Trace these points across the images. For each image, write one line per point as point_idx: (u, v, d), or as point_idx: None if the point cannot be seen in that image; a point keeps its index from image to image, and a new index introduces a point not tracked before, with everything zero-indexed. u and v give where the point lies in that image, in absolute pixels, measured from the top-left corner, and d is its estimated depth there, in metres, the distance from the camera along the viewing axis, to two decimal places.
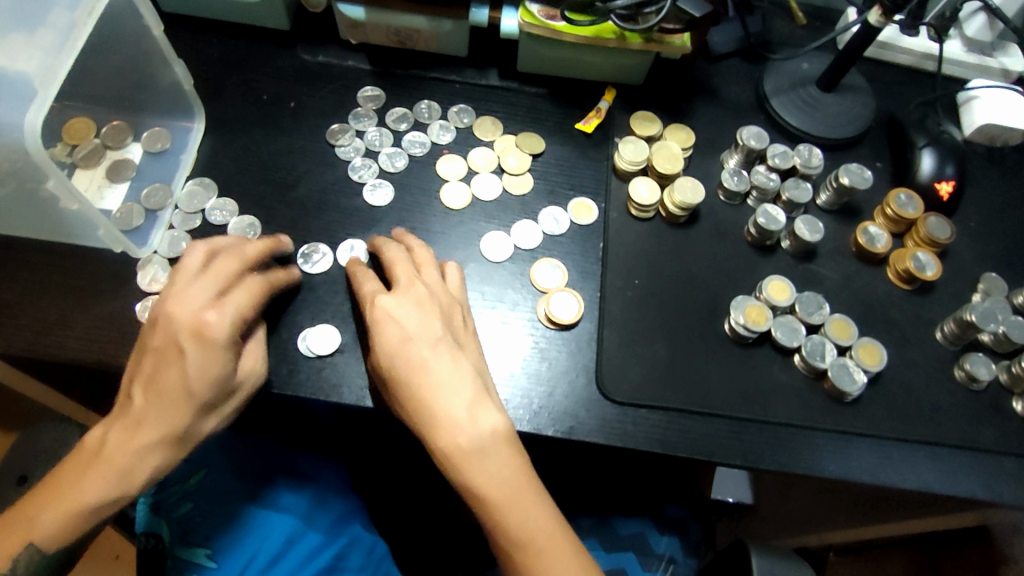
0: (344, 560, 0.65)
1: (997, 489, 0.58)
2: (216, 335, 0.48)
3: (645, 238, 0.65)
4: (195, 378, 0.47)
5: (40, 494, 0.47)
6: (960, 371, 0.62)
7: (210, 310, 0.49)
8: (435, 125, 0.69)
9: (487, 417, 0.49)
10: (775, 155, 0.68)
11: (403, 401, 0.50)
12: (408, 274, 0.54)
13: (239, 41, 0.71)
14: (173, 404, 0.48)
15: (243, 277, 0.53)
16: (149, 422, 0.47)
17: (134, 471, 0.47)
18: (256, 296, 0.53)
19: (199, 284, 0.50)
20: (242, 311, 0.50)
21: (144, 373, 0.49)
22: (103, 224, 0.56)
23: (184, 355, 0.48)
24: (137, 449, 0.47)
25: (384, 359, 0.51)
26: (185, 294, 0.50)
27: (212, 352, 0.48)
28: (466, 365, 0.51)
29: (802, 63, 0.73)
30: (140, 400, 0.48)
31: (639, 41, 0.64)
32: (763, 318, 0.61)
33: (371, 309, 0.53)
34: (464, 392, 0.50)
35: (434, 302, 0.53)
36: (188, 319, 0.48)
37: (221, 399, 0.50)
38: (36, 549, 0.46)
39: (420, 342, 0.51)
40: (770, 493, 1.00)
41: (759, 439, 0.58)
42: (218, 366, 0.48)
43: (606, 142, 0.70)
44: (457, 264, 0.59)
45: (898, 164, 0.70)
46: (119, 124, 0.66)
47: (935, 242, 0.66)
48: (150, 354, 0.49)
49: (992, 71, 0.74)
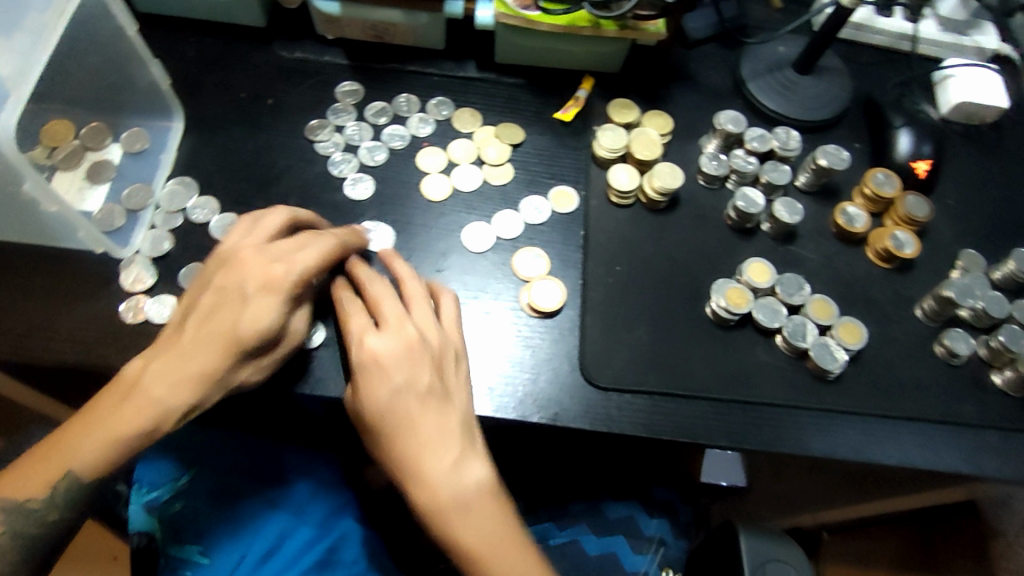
0: (337, 553, 0.66)
1: (980, 462, 0.59)
2: (281, 286, 0.49)
3: (626, 225, 0.66)
4: (248, 324, 0.48)
5: (79, 423, 0.47)
6: (940, 347, 0.63)
7: (280, 263, 0.50)
8: (415, 118, 0.69)
9: (473, 473, 0.50)
10: (753, 138, 0.68)
11: (387, 452, 0.50)
12: (400, 313, 0.52)
13: (215, 39, 0.71)
14: (219, 345, 0.48)
15: (320, 237, 0.53)
16: (190, 362, 0.48)
17: (168, 406, 0.47)
18: (330, 256, 0.52)
19: (278, 241, 0.52)
20: (309, 272, 0.51)
21: (200, 312, 0.50)
22: (83, 226, 0.56)
23: (247, 302, 0.49)
24: (174, 386, 0.47)
25: (371, 410, 0.50)
26: (262, 246, 0.51)
27: (271, 302, 0.49)
28: (455, 417, 0.51)
29: (778, 47, 0.73)
30: (188, 338, 0.49)
31: (614, 29, 0.64)
32: (744, 300, 0.61)
33: (359, 351, 0.51)
34: (451, 446, 0.50)
35: (427, 348, 0.51)
36: (258, 271, 0.49)
37: (263, 351, 0.50)
38: (74, 477, 0.46)
39: (409, 392, 0.50)
40: (763, 473, 0.99)
41: (743, 420, 0.59)
42: (273, 318, 0.49)
43: (585, 130, 0.70)
44: (450, 293, 0.57)
45: (876, 143, 0.71)
46: (98, 125, 0.65)
47: (914, 220, 0.66)
48: (212, 294, 0.50)
49: (967, 49, 0.75)
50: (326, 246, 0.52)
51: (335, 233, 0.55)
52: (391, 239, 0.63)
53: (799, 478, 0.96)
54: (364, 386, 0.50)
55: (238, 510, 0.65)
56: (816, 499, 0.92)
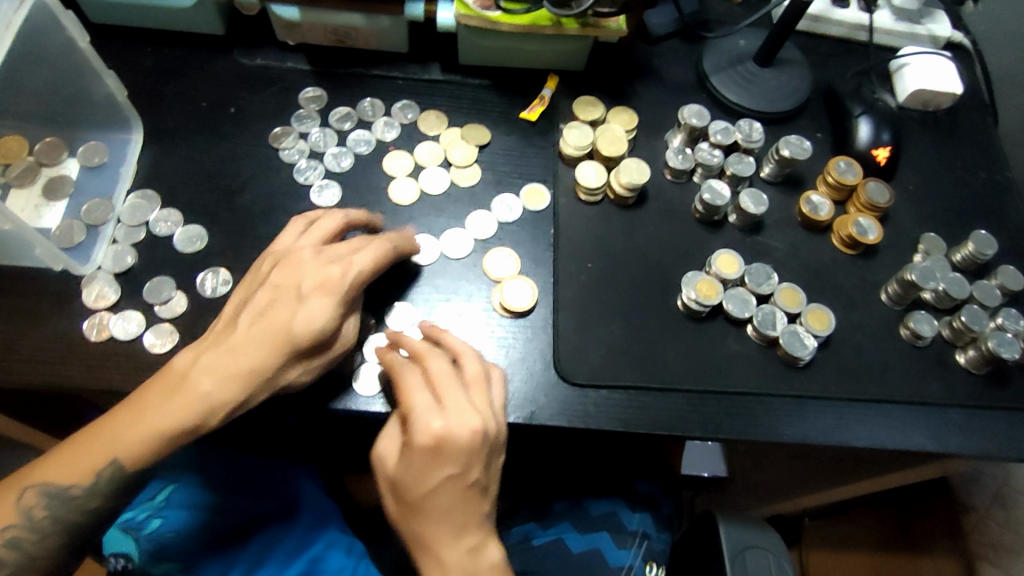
0: (321, 564, 0.65)
1: (946, 440, 0.60)
2: (337, 287, 0.52)
3: (595, 222, 0.66)
4: (302, 322, 0.50)
5: (128, 410, 0.49)
6: (906, 329, 0.64)
7: (337, 265, 0.52)
8: (380, 122, 0.69)
9: (490, 559, 0.52)
10: (716, 131, 0.69)
11: (412, 527, 0.51)
12: (467, 403, 0.50)
13: (173, 48, 0.70)
14: (271, 341, 0.50)
15: (374, 241, 0.55)
16: (243, 356, 0.50)
17: (217, 399, 0.49)
18: (381, 261, 0.55)
19: (332, 246, 0.54)
20: (364, 272, 0.53)
21: (256, 308, 0.52)
22: (40, 243, 0.55)
23: (303, 301, 0.51)
24: (225, 380, 0.49)
25: (416, 491, 0.50)
26: (318, 250, 0.54)
27: (327, 301, 0.51)
28: (484, 504, 0.52)
29: (738, 40, 0.74)
30: (241, 333, 0.51)
31: (575, 27, 0.64)
32: (713, 292, 0.62)
33: (421, 436, 0.49)
34: (474, 533, 0.51)
35: (487, 439, 0.50)
36: (316, 272, 0.52)
37: (315, 352, 0.52)
38: (118, 466, 0.48)
39: (455, 484, 0.49)
40: (743, 466, 1.01)
41: (717, 410, 0.59)
42: (327, 317, 0.51)
43: (551, 129, 0.70)
44: (501, 371, 0.55)
45: (837, 133, 0.72)
46: (53, 140, 0.64)
47: (875, 207, 0.68)
48: (268, 292, 0.52)
49: (922, 38, 0.77)
50: (378, 250, 0.55)
51: (392, 237, 0.57)
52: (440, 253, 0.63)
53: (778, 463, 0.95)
54: (417, 469, 0.49)
55: (218, 525, 0.64)
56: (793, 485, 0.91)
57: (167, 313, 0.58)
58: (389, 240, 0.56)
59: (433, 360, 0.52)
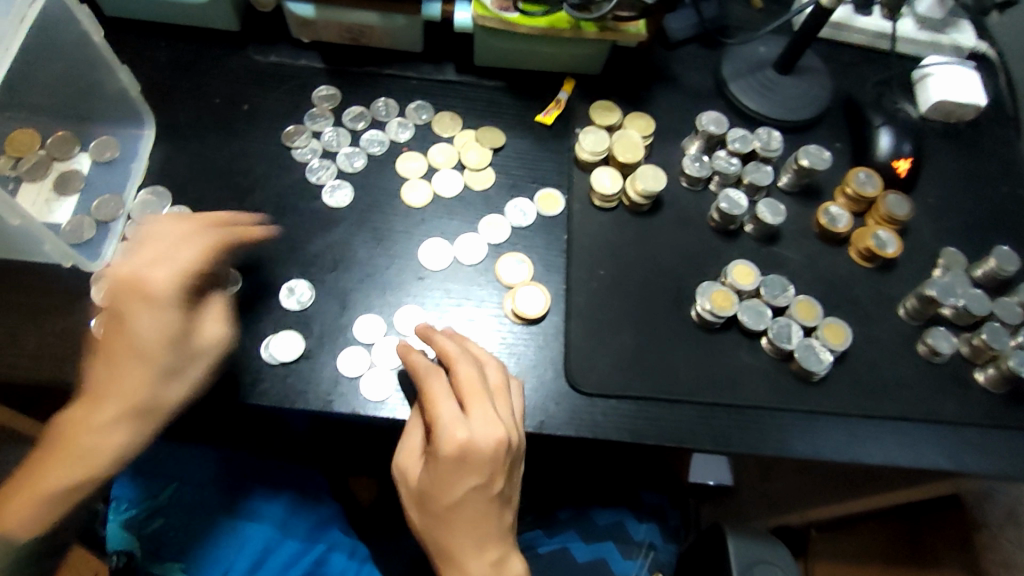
0: (325, 566, 0.64)
1: (961, 459, 0.59)
2: (160, 293, 0.48)
3: (609, 228, 0.65)
4: (146, 340, 0.48)
5: (21, 485, 0.49)
6: (923, 346, 0.63)
7: (154, 268, 0.49)
8: (394, 123, 0.68)
9: (513, 572, 0.52)
10: (735, 139, 0.68)
11: (436, 537, 0.51)
12: (492, 413, 0.49)
13: (187, 44, 0.69)
14: (129, 374, 0.49)
15: (193, 236, 0.52)
16: (110, 398, 0.49)
17: (104, 447, 0.49)
18: (206, 254, 0.51)
19: (150, 249, 0.50)
20: (184, 270, 0.49)
21: (103, 344, 0.50)
22: (50, 240, 0.54)
23: (134, 316, 0.48)
24: (107, 424, 0.49)
25: (441, 501, 0.49)
26: (136, 255, 0.50)
27: (156, 310, 0.48)
28: (506, 516, 0.52)
29: (759, 47, 0.73)
30: (100, 375, 0.49)
31: (594, 30, 0.63)
32: (728, 303, 0.61)
33: (447, 445, 0.48)
34: (496, 545, 0.51)
35: (510, 450, 0.50)
36: (129, 280, 0.48)
37: (181, 364, 0.50)
38: (13, 541, 0.48)
39: (478, 496, 0.49)
40: (751, 474, 0.99)
41: (728, 423, 0.58)
42: (165, 327, 0.49)
43: (566, 133, 0.69)
44: (521, 383, 0.55)
45: (857, 143, 0.71)
46: (65, 133, 0.63)
47: (894, 219, 0.67)
48: (105, 324, 0.50)
49: (945, 48, 0.75)
50: (200, 245, 0.51)
51: (208, 227, 0.53)
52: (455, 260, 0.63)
53: (784, 476, 0.96)
54: (442, 479, 0.49)
55: (222, 526, 0.63)
56: (799, 498, 0.91)
57: None
58: (202, 230, 0.53)
59: (458, 368, 0.51)
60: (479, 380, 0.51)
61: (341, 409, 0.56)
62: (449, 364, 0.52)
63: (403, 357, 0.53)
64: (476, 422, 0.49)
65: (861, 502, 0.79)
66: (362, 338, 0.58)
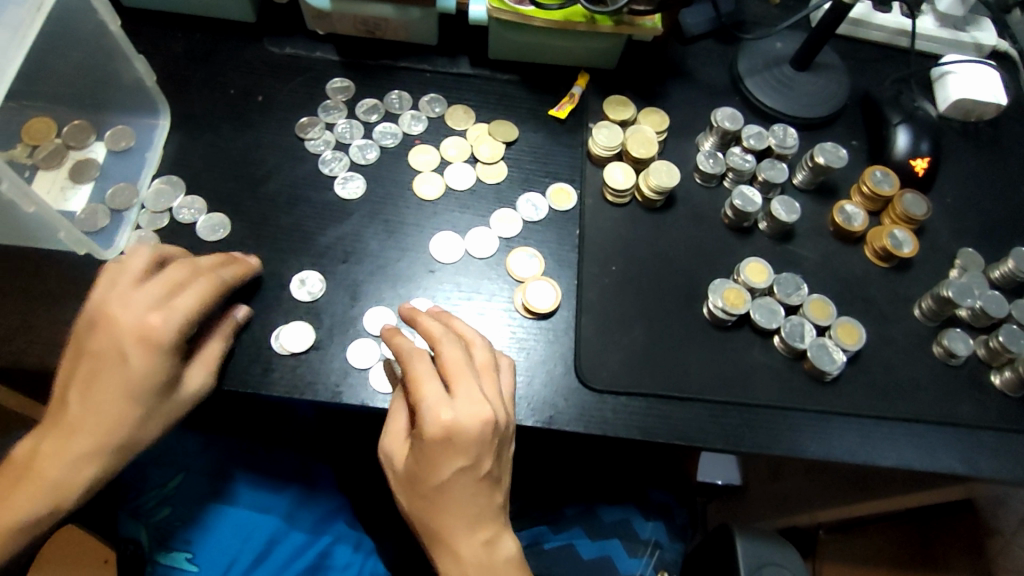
0: (330, 558, 0.65)
1: (977, 463, 0.58)
2: (161, 339, 0.47)
3: (621, 224, 0.65)
4: (136, 384, 0.47)
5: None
6: (939, 347, 0.62)
7: (156, 313, 0.48)
8: (407, 116, 0.68)
9: (504, 553, 0.51)
10: (750, 136, 0.67)
11: (425, 519, 0.50)
12: (478, 393, 0.49)
13: (203, 35, 0.70)
14: (109, 414, 0.47)
15: (195, 281, 0.51)
16: (83, 434, 0.47)
17: (71, 482, 0.47)
18: (207, 300, 0.51)
19: (147, 289, 0.49)
20: (187, 318, 0.49)
21: (80, 379, 0.47)
22: (63, 226, 0.55)
23: (129, 361, 0.46)
24: (75, 462, 0.47)
25: (429, 482, 0.49)
26: (133, 295, 0.48)
27: (152, 356, 0.47)
28: (497, 496, 0.51)
29: (775, 43, 0.72)
30: (73, 412, 0.47)
31: (609, 24, 0.63)
32: (741, 301, 0.61)
33: (431, 426, 0.47)
34: (486, 526, 0.50)
35: (497, 430, 0.49)
36: (130, 324, 0.47)
37: (162, 408, 0.49)
38: None
39: (466, 477, 0.49)
40: (760, 474, 0.99)
41: (739, 421, 0.58)
42: (157, 374, 0.47)
43: (580, 128, 0.69)
44: (511, 361, 0.55)
45: (874, 141, 0.70)
46: (81, 123, 0.64)
47: (912, 219, 0.66)
48: (86, 360, 0.47)
49: (965, 46, 0.74)
50: (203, 290, 0.51)
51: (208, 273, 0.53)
52: (466, 253, 0.62)
53: (792, 476, 0.93)
54: (429, 460, 0.48)
55: (228, 517, 0.64)
56: (806, 498, 0.90)
57: None
58: (204, 274, 0.52)
59: (444, 349, 0.51)
60: (463, 361, 0.50)
61: (350, 401, 0.56)
62: (435, 346, 0.51)
63: (388, 339, 0.53)
64: (461, 403, 0.48)
65: (870, 504, 0.77)
66: (372, 331, 0.58)
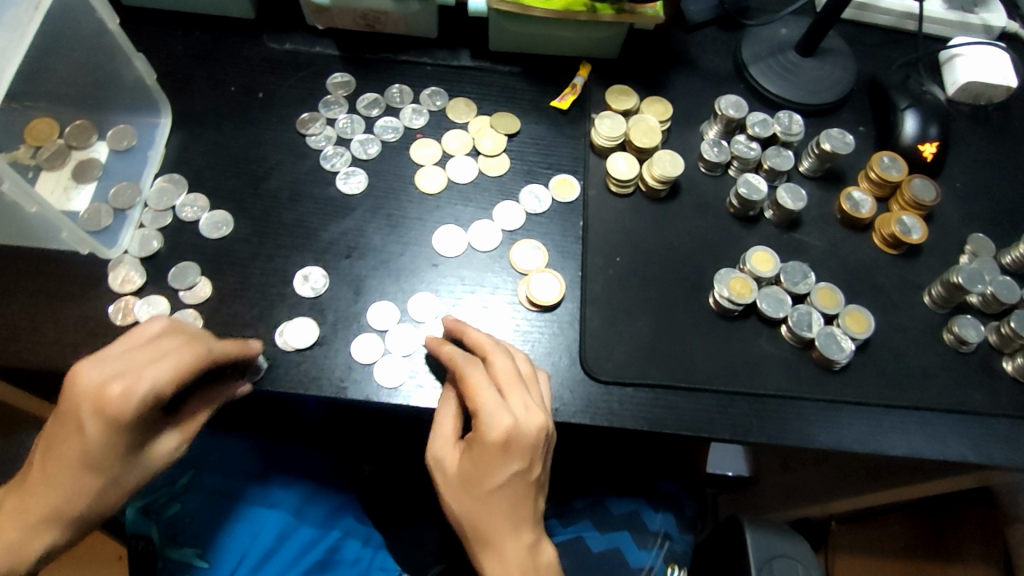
0: (338, 553, 0.66)
1: (989, 451, 0.57)
2: (117, 413, 0.43)
3: (626, 215, 0.64)
4: (92, 456, 0.44)
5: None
6: (949, 334, 0.61)
7: (117, 382, 0.43)
8: (408, 109, 0.67)
9: (544, 558, 0.52)
10: (755, 123, 0.66)
11: (474, 522, 0.50)
12: (532, 401, 0.50)
13: (203, 32, 0.69)
14: (65, 479, 0.45)
15: (179, 350, 0.46)
16: (41, 499, 0.46)
17: (24, 544, 0.46)
18: (183, 373, 0.45)
19: (126, 355, 0.45)
20: (150, 394, 0.43)
21: (48, 440, 0.46)
22: (66, 226, 0.55)
23: (87, 432, 0.43)
24: (29, 522, 0.46)
25: (483, 486, 0.49)
26: (107, 359, 0.45)
27: (106, 429, 0.43)
28: (539, 501, 0.52)
29: (780, 29, 0.71)
30: (38, 471, 0.46)
31: (610, 13, 0.62)
32: (747, 290, 0.60)
33: (492, 432, 0.48)
34: (531, 530, 0.51)
35: (548, 436, 0.50)
36: (90, 392, 0.43)
37: (122, 474, 0.46)
38: None
39: (518, 482, 0.49)
40: (771, 467, 0.99)
41: (747, 412, 0.57)
42: (112, 445, 0.44)
43: (582, 119, 0.68)
44: (546, 373, 0.56)
45: (881, 127, 0.69)
46: (83, 123, 0.64)
47: (920, 205, 0.65)
48: (54, 421, 0.45)
49: (974, 28, 0.73)
50: (181, 361, 0.45)
51: (199, 343, 0.47)
52: (469, 246, 0.62)
53: (801, 467, 0.92)
54: (486, 464, 0.48)
55: (237, 511, 0.64)
56: (814, 492, 0.88)
57: (191, 298, 0.58)
58: (191, 342, 0.47)
59: (494, 360, 0.51)
60: (515, 370, 0.51)
61: (355, 396, 0.55)
62: (486, 358, 0.52)
63: (434, 349, 0.54)
64: (517, 411, 0.49)
65: (878, 497, 0.76)
66: (376, 325, 0.58)
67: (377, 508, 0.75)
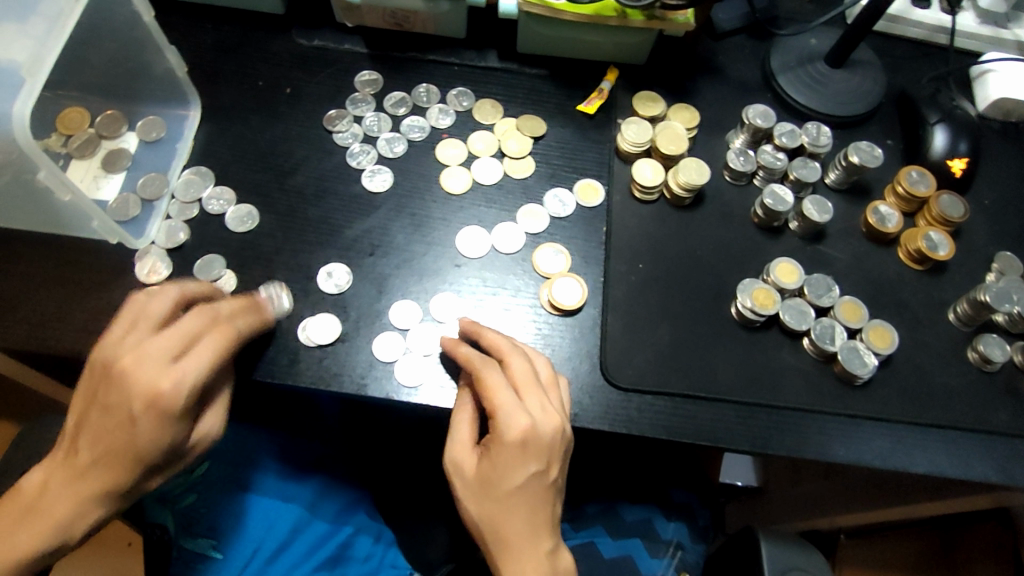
0: (350, 550, 0.66)
1: (1012, 472, 0.57)
2: (171, 406, 0.44)
3: (649, 221, 0.64)
4: (144, 445, 0.44)
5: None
6: (974, 353, 0.61)
7: (166, 376, 0.44)
8: (435, 109, 0.68)
9: (562, 563, 0.52)
10: (782, 133, 0.66)
11: (492, 525, 0.50)
12: (549, 403, 0.50)
13: (233, 27, 0.70)
14: (116, 467, 0.45)
15: (210, 334, 0.48)
16: (88, 485, 0.45)
17: (74, 525, 0.46)
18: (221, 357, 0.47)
19: (158, 343, 0.45)
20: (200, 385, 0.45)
21: (91, 427, 0.45)
22: (97, 216, 0.55)
23: (137, 425, 0.44)
24: (79, 506, 0.46)
25: (502, 488, 0.49)
26: (142, 352, 0.44)
27: (161, 422, 0.44)
28: (556, 506, 0.52)
29: (809, 39, 0.71)
30: (82, 458, 0.45)
31: (641, 18, 0.62)
32: (770, 301, 0.60)
33: (510, 431, 0.48)
34: (549, 535, 0.51)
35: (565, 438, 0.51)
36: (143, 389, 0.43)
37: (170, 461, 0.47)
38: None
39: (535, 484, 0.49)
40: (780, 478, 0.98)
41: (767, 424, 0.57)
42: (168, 437, 0.44)
43: (608, 123, 0.68)
44: (565, 378, 0.56)
45: (910, 140, 0.68)
46: (114, 113, 0.65)
47: (948, 221, 0.64)
48: (96, 409, 0.45)
49: (1007, 43, 0.72)
50: (219, 346, 0.47)
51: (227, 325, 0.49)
52: (492, 249, 0.62)
53: (810, 480, 0.92)
54: (504, 464, 0.49)
55: (251, 502, 0.64)
56: (825, 503, 0.87)
57: None
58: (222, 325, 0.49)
59: (510, 362, 0.52)
60: (532, 372, 0.52)
61: (376, 394, 0.56)
62: (501, 360, 0.52)
63: (451, 350, 0.54)
64: (534, 412, 0.49)
65: (892, 512, 0.75)
66: (398, 324, 0.58)
67: (386, 503, 0.75)
